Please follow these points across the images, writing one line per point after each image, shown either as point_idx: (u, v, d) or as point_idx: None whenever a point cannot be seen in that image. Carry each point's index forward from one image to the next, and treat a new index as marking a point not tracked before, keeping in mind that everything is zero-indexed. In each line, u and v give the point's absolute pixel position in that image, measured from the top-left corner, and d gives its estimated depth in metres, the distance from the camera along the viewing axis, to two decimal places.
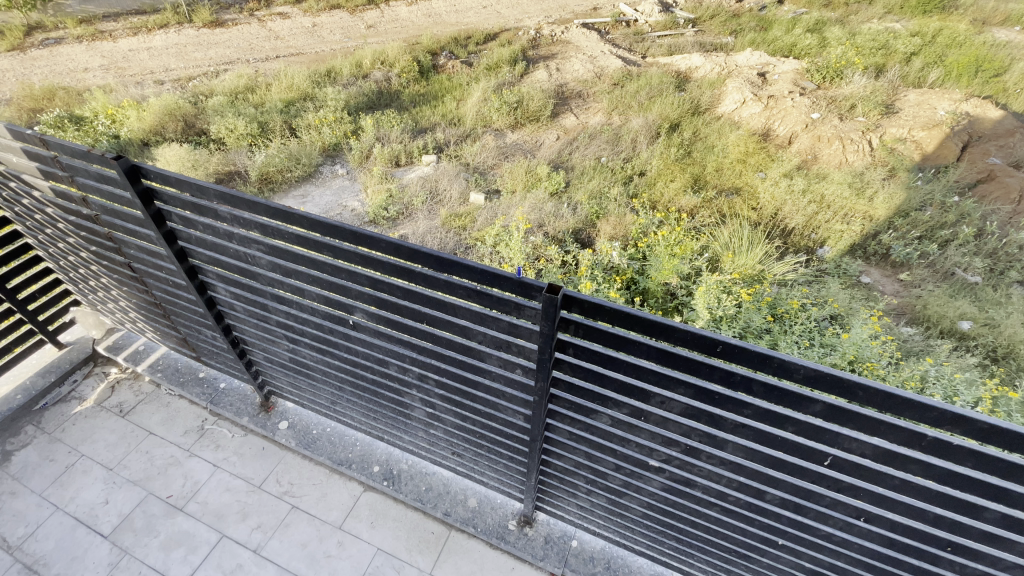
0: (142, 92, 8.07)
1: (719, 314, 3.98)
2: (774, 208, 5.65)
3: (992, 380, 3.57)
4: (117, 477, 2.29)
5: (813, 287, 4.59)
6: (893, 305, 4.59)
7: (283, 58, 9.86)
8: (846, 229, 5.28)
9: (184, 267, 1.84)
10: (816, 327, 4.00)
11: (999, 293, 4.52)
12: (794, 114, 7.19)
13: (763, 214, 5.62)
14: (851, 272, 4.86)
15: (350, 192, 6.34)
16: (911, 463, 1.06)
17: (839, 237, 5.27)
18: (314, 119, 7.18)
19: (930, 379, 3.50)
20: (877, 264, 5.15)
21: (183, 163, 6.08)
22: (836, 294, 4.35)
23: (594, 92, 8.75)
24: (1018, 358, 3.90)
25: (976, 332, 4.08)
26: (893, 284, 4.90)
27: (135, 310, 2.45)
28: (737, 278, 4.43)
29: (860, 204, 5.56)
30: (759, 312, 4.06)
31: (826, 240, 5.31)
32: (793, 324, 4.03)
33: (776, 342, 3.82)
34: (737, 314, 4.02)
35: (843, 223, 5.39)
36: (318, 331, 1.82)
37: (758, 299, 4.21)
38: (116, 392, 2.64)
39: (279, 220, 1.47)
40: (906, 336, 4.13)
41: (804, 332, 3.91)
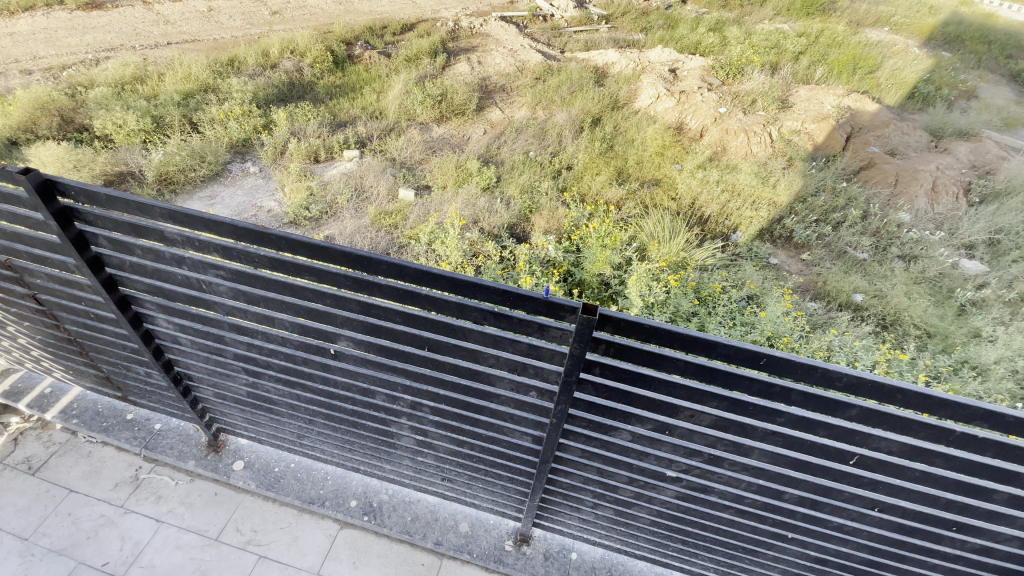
0: (3, 82, 6.91)
1: (651, 300, 4.10)
2: (691, 198, 5.93)
3: (885, 345, 3.99)
4: (35, 548, 1.92)
5: (731, 270, 4.86)
6: (799, 283, 4.98)
7: (176, 45, 8.86)
8: (755, 216, 5.66)
9: (114, 299, 1.54)
10: (736, 308, 4.24)
11: (884, 268, 5.03)
12: (704, 108, 7.60)
13: (682, 204, 5.88)
14: (761, 255, 5.24)
15: (264, 191, 5.82)
16: (935, 457, 1.10)
17: (749, 223, 5.65)
18: (218, 112, 6.51)
19: (836, 348, 3.83)
20: (782, 246, 5.60)
21: (62, 163, 5.26)
22: (751, 276, 4.66)
23: (517, 85, 8.72)
24: (903, 325, 4.36)
25: (868, 303, 4.53)
26: (797, 264, 5.33)
27: (39, 348, 2.04)
28: (664, 266, 4.60)
29: (766, 192, 5.96)
30: (686, 296, 4.25)
31: (738, 226, 5.68)
32: (716, 305, 4.26)
33: (703, 324, 4.02)
34: (666, 300, 4.19)
35: (752, 210, 5.78)
36: (289, 363, 1.61)
37: (685, 284, 4.42)
38: (21, 445, 2.21)
39: (248, 242, 1.26)
40: (812, 310, 4.51)
41: (727, 313, 4.15)
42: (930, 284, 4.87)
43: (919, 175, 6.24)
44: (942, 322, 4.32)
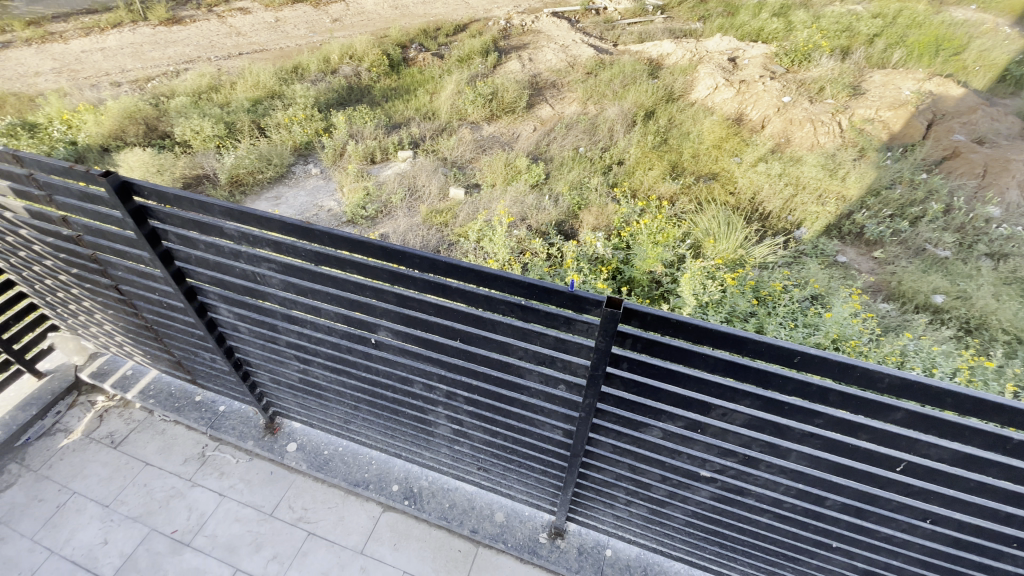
0: (99, 94, 7.65)
1: (705, 299, 3.98)
2: (751, 193, 5.66)
3: (968, 351, 3.66)
4: (115, 514, 2.13)
5: (794, 269, 4.60)
6: (869, 282, 4.65)
7: (246, 55, 9.46)
8: (822, 211, 5.33)
9: (182, 289, 1.70)
10: (799, 308, 4.01)
11: (969, 267, 4.60)
12: (766, 98, 7.23)
13: (740, 199, 5.63)
14: (827, 252, 4.91)
15: (325, 192, 6.13)
16: (990, 466, 1.02)
17: (814, 218, 5.32)
18: (283, 117, 6.92)
19: (910, 353, 3.55)
20: (852, 243, 5.23)
21: (147, 168, 5.76)
22: (815, 275, 4.39)
23: (568, 81, 8.67)
24: (990, 329, 3.99)
25: (949, 305, 4.17)
26: (868, 262, 4.97)
27: (121, 334, 2.27)
28: (720, 264, 4.42)
29: (834, 185, 5.62)
30: (744, 296, 4.08)
31: (802, 221, 5.35)
32: (777, 306, 4.05)
33: (762, 325, 3.83)
34: (722, 299, 4.04)
35: (819, 205, 5.44)
36: (335, 351, 1.70)
37: (743, 283, 4.24)
38: (105, 421, 2.46)
39: (296, 237, 1.35)
40: (884, 312, 4.20)
41: (789, 314, 3.94)
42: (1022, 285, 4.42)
43: (1012, 165, 5.66)
44: None
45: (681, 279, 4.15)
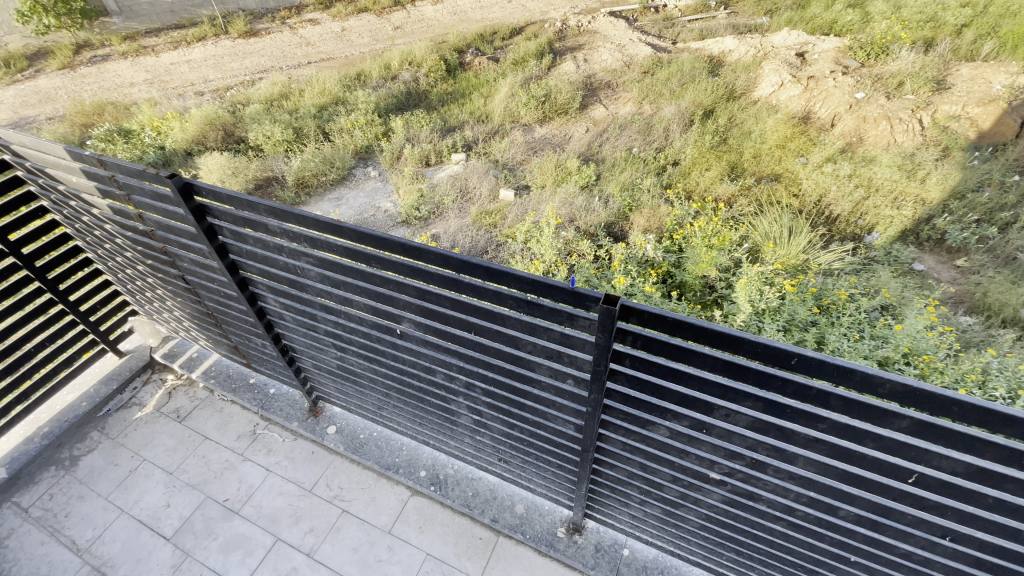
0: (184, 103, 8.38)
1: (762, 306, 3.79)
2: (818, 195, 5.36)
3: None
4: (177, 480, 2.38)
5: (863, 276, 4.31)
6: (949, 293, 4.29)
7: (314, 64, 10.06)
8: (897, 215, 4.98)
9: (235, 280, 1.88)
10: (867, 319, 3.73)
11: None
12: (837, 94, 6.83)
13: (805, 202, 5.35)
14: (902, 260, 4.56)
15: (382, 193, 6.43)
16: (1007, 482, 0.98)
17: (887, 223, 4.97)
18: (346, 122, 7.32)
19: (993, 372, 3.21)
20: (930, 250, 4.84)
21: (224, 170, 6.26)
22: (886, 283, 4.07)
23: (623, 81, 8.58)
24: None
25: None
26: (949, 271, 4.58)
27: (188, 319, 2.53)
28: (780, 269, 4.22)
29: (912, 187, 5.23)
30: (804, 304, 3.83)
31: (875, 226, 5.03)
32: (841, 316, 3.79)
33: (824, 335, 3.57)
34: (781, 306, 3.83)
35: (894, 208, 5.08)
36: (366, 339, 1.83)
37: (804, 290, 4.00)
38: (172, 398, 2.74)
39: (329, 234, 1.47)
40: (964, 326, 3.86)
41: (854, 324, 3.66)
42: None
43: None
44: None
45: (736, 284, 3.98)
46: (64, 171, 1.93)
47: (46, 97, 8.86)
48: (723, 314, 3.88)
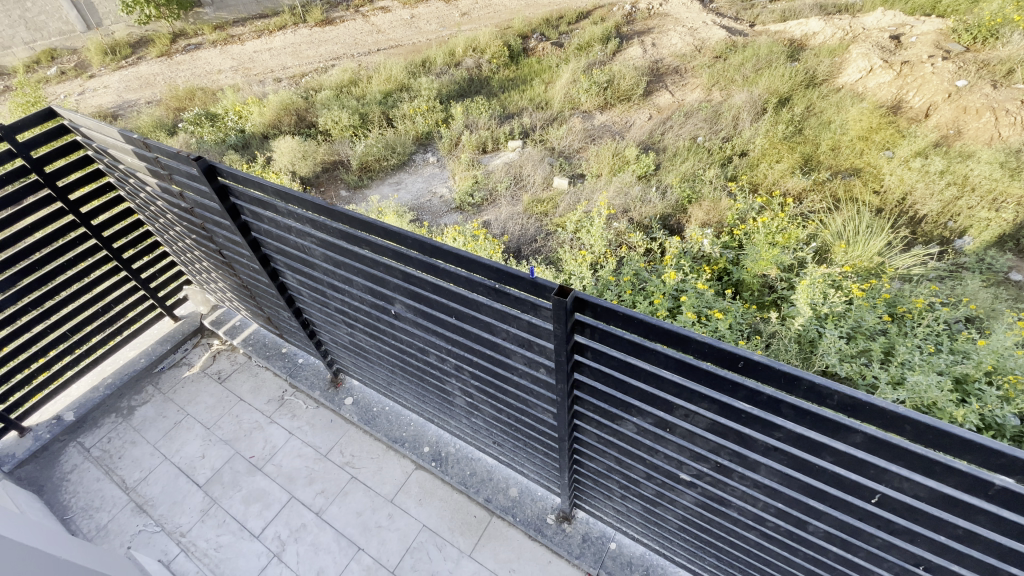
0: (263, 89, 8.93)
1: (825, 310, 3.53)
2: (901, 192, 4.88)
3: None
4: (212, 435, 2.64)
5: (947, 284, 3.88)
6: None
7: (383, 51, 10.37)
8: (994, 217, 4.44)
9: (257, 256, 2.04)
10: (946, 331, 3.37)
11: None
12: (934, 82, 6.18)
13: (887, 199, 4.88)
14: (997, 268, 4.06)
15: (439, 179, 6.60)
16: (976, 513, 0.89)
17: (983, 226, 4.45)
18: (409, 109, 7.53)
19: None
20: None
21: (295, 153, 6.61)
22: (975, 293, 3.64)
23: (693, 67, 8.20)
24: None
25: None
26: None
27: (230, 291, 2.77)
28: (848, 272, 3.89)
29: (1015, 187, 4.62)
30: (874, 311, 3.52)
31: (967, 229, 4.53)
32: (916, 326, 3.44)
33: (894, 346, 3.27)
34: (847, 312, 3.55)
35: (992, 210, 4.54)
36: (368, 317, 1.93)
37: (874, 296, 3.67)
38: (216, 360, 3.02)
39: (325, 216, 1.56)
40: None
41: (929, 336, 3.32)
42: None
43: None
44: None
45: (798, 285, 3.72)
46: (122, 152, 2.16)
47: (147, 83, 9.76)
48: (781, 317, 3.65)
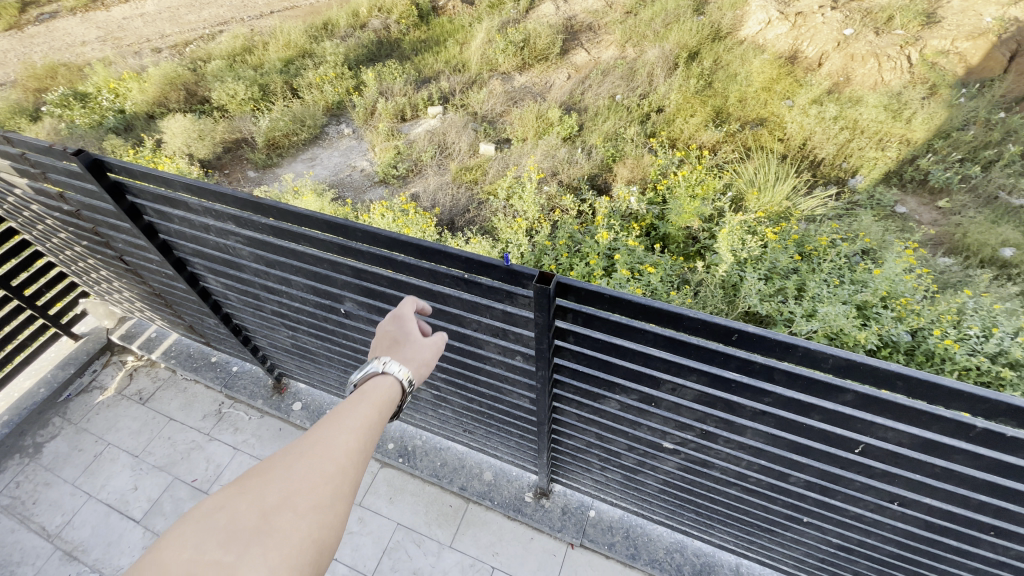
0: (141, 62, 7.80)
1: (743, 255, 3.72)
2: (802, 138, 5.16)
3: None
4: (143, 463, 2.35)
5: (846, 221, 4.19)
6: (929, 235, 4.16)
7: (277, 13, 9.37)
8: (881, 156, 4.83)
9: (170, 260, 1.78)
10: (848, 263, 3.63)
11: None
12: (825, 32, 6.54)
13: (790, 145, 5.18)
14: (885, 203, 4.43)
15: (357, 151, 6.19)
16: (955, 452, 0.93)
17: (872, 165, 4.83)
18: (315, 77, 6.90)
19: (968, 312, 3.15)
20: (913, 192, 4.72)
21: (189, 133, 5.89)
22: (868, 227, 3.94)
23: (606, 23, 8.13)
24: None
25: (1019, 260, 3.67)
26: (931, 212, 4.47)
27: (140, 300, 2.43)
28: (762, 218, 4.11)
29: (898, 127, 5.05)
30: (786, 252, 3.74)
31: (859, 168, 4.88)
32: (822, 261, 3.69)
33: (804, 282, 3.49)
34: (763, 255, 3.75)
35: (878, 149, 4.94)
36: (312, 318, 1.75)
37: (785, 237, 3.90)
38: (135, 380, 2.68)
39: (250, 211, 1.35)
40: (943, 267, 3.72)
41: (833, 269, 3.56)
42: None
43: None
44: None
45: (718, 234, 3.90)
46: None
47: None
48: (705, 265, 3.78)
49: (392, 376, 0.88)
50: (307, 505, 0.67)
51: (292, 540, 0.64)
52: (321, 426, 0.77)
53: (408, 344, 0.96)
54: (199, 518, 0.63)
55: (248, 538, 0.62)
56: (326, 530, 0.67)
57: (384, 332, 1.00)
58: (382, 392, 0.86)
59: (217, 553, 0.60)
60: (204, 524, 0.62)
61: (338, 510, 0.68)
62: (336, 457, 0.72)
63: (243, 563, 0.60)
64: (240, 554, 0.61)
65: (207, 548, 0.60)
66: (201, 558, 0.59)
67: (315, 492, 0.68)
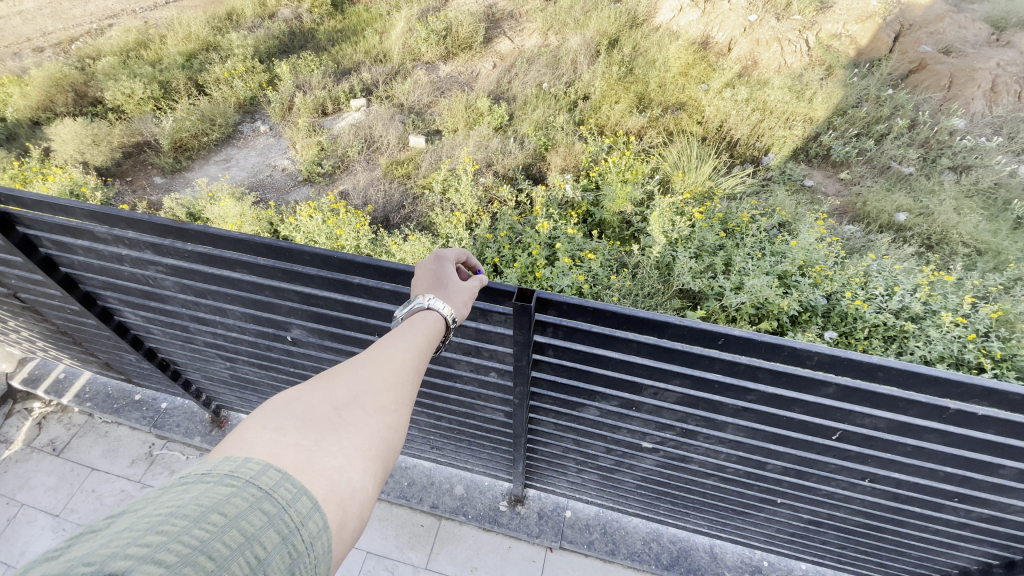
0: (19, 62, 6.84)
1: (674, 236, 3.83)
2: (719, 120, 5.39)
3: (930, 267, 3.53)
4: (65, 523, 2.06)
5: (763, 197, 4.42)
6: (835, 206, 4.46)
7: (172, 3, 8.52)
8: (789, 134, 5.16)
9: (76, 297, 1.54)
10: (767, 237, 3.83)
11: (932, 182, 4.47)
12: (732, 18, 6.86)
13: (709, 128, 5.37)
14: (795, 178, 4.75)
15: (277, 150, 5.78)
16: (927, 432, 0.97)
17: (782, 143, 5.15)
18: (222, 71, 6.35)
19: (874, 273, 3.42)
20: (819, 166, 5.08)
21: (80, 139, 5.24)
22: (783, 201, 4.20)
23: (527, 10, 8.08)
24: (951, 244, 3.87)
25: (912, 223, 4.03)
26: (834, 184, 4.84)
27: (41, 339, 2.11)
28: (688, 198, 4.25)
29: (801, 107, 5.40)
30: (712, 230, 3.89)
31: (770, 147, 5.19)
32: (745, 237, 3.87)
33: (731, 257, 3.65)
34: (691, 235, 3.87)
35: (787, 128, 5.26)
36: (254, 348, 1.59)
37: (711, 216, 4.06)
38: (45, 429, 2.35)
39: (172, 238, 1.17)
40: (849, 234, 4.02)
41: (755, 244, 3.75)
42: (983, 197, 4.34)
43: (977, 75, 5.51)
44: (994, 237, 3.84)
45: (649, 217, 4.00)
46: None
47: None
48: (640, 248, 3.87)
49: (437, 313, 0.81)
50: (375, 406, 0.66)
51: (365, 433, 0.62)
52: (379, 344, 0.76)
53: (448, 287, 0.87)
54: (275, 408, 0.62)
55: (324, 427, 0.61)
56: (393, 430, 0.65)
57: (425, 270, 0.91)
58: (431, 322, 0.81)
59: (295, 434, 0.58)
60: (281, 411, 0.61)
61: (404, 413, 0.67)
62: (397, 368, 0.71)
63: (323, 447, 0.58)
64: (318, 438, 0.59)
65: (286, 430, 0.59)
66: (282, 439, 0.57)
67: (381, 394, 0.67)
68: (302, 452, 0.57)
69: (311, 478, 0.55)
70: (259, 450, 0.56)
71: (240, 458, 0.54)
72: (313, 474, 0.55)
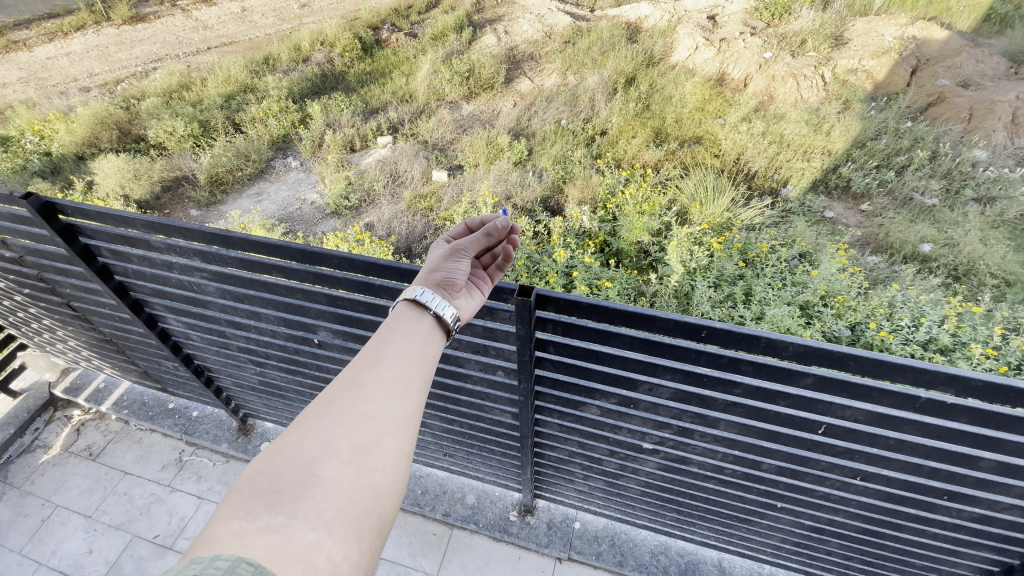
0: (68, 102, 7.41)
1: (692, 265, 3.88)
2: (735, 153, 5.52)
3: (957, 299, 3.52)
4: (97, 524, 2.18)
5: (781, 228, 4.46)
6: (857, 236, 4.48)
7: (214, 49, 9.18)
8: (807, 166, 5.22)
9: (127, 302, 1.70)
10: (787, 267, 3.88)
11: (955, 214, 4.47)
12: (747, 55, 7.06)
13: (725, 160, 5.49)
14: (815, 209, 4.79)
15: (307, 184, 6.10)
16: (905, 423, 1.04)
17: (800, 175, 5.20)
18: (258, 111, 6.78)
19: (899, 304, 3.43)
20: (839, 198, 5.12)
21: (123, 174, 5.64)
22: (803, 232, 4.24)
23: (546, 52, 8.46)
24: (978, 275, 3.85)
25: (937, 253, 4.02)
26: (856, 215, 4.84)
27: (86, 348, 2.29)
28: (706, 229, 4.31)
29: (819, 140, 5.49)
30: (731, 259, 3.96)
31: (788, 179, 5.25)
32: (765, 266, 3.93)
33: (751, 287, 3.69)
34: (710, 264, 3.93)
35: (804, 160, 5.33)
36: (283, 352, 1.72)
37: (729, 246, 4.12)
38: (83, 435, 2.51)
39: (219, 246, 1.33)
40: (872, 265, 4.02)
41: (776, 273, 3.80)
42: (1008, 227, 4.34)
43: (997, 107, 5.54)
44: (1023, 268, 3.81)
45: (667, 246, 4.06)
46: None
47: None
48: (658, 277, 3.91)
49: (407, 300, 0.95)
50: (347, 456, 0.70)
51: (338, 491, 0.67)
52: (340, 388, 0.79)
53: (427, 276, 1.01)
54: (244, 491, 0.66)
55: (294, 501, 0.64)
56: (367, 484, 0.70)
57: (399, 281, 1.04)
58: (394, 360, 0.84)
59: (266, 519, 0.62)
60: (249, 494, 0.65)
61: (374, 464, 0.72)
62: (363, 414, 0.75)
63: (296, 522, 0.62)
64: (290, 514, 0.63)
65: (256, 516, 0.62)
66: (252, 529, 0.61)
67: (349, 448, 0.71)
68: (276, 536, 0.61)
69: (286, 565, 0.59)
70: (229, 546, 0.60)
71: (208, 558, 0.58)
72: (289, 559, 0.59)
